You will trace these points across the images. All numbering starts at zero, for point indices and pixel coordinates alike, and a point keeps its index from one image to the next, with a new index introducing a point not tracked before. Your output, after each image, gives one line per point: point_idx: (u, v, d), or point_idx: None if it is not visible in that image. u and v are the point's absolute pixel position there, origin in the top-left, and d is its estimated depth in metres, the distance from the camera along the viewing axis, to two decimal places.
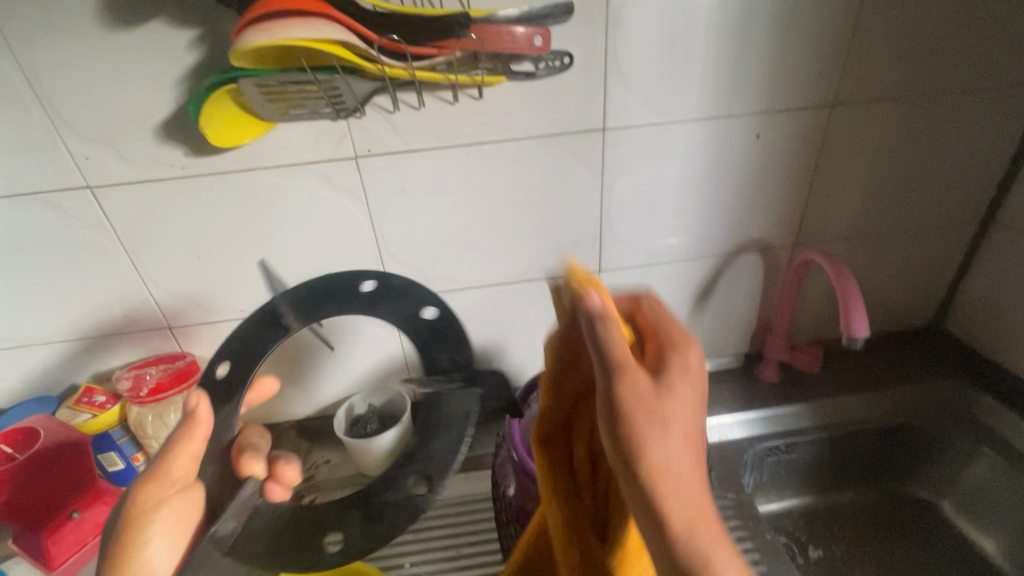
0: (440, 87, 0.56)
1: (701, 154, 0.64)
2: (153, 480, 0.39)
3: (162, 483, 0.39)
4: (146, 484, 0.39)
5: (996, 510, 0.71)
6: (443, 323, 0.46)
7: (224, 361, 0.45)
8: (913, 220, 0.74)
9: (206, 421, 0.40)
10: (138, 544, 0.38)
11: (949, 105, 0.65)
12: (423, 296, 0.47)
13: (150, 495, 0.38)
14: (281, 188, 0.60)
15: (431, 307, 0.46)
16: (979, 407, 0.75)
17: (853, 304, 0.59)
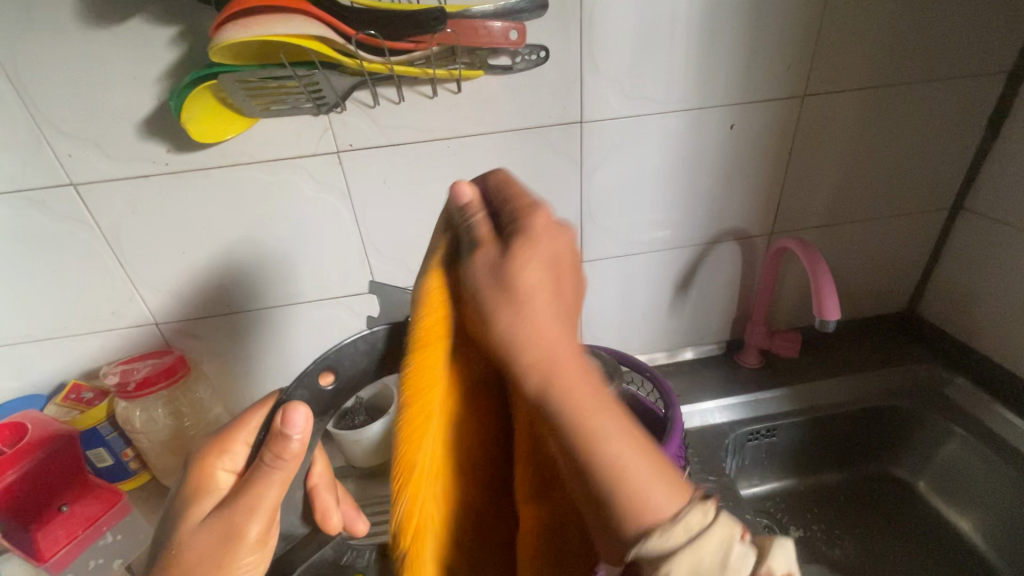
0: (419, 81, 0.57)
1: (677, 145, 0.66)
2: (222, 539, 0.34)
3: (233, 544, 0.34)
4: (213, 538, 0.34)
5: (969, 487, 0.73)
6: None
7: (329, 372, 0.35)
8: (885, 208, 0.76)
9: (296, 460, 0.33)
10: (221, 563, 0.34)
11: (915, 95, 0.67)
12: None
13: (213, 557, 0.33)
14: (265, 184, 0.61)
15: None
16: (952, 388, 0.78)
17: (824, 288, 0.61)
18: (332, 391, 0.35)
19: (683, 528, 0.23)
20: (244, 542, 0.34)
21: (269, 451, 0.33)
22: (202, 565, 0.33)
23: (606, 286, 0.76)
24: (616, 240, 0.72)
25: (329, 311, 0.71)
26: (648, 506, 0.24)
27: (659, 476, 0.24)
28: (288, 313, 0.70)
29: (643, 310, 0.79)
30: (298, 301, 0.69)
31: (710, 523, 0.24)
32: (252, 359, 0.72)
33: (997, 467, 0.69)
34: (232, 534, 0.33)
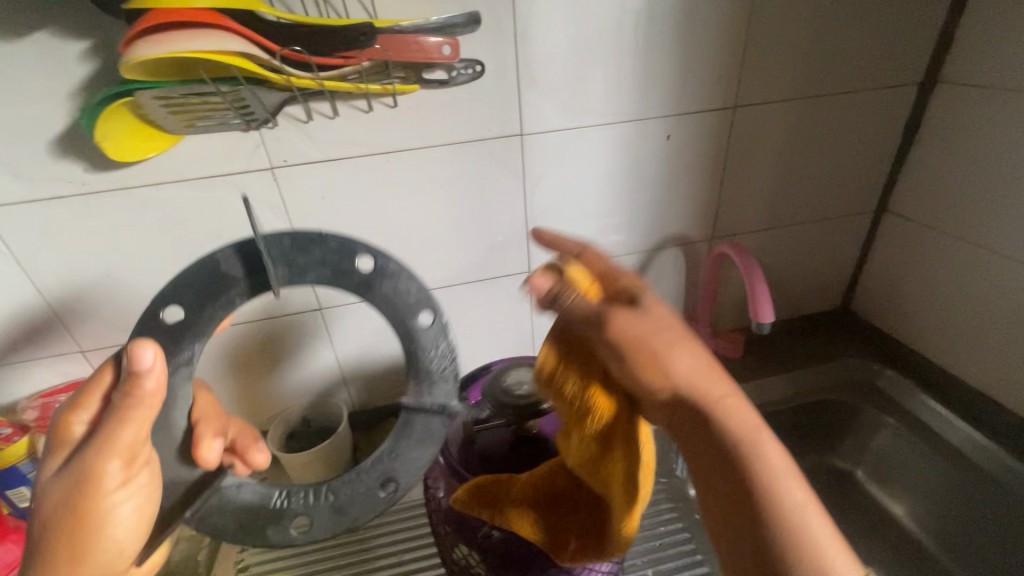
0: (353, 96, 0.56)
1: (617, 155, 0.67)
2: (86, 478, 0.36)
3: (97, 489, 0.36)
4: (76, 488, 0.36)
5: (901, 474, 0.77)
6: (436, 336, 0.41)
7: (167, 304, 0.38)
8: (816, 211, 0.79)
9: (159, 395, 0.37)
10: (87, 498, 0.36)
11: (837, 105, 0.71)
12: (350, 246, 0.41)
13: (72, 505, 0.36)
14: (195, 202, 0.58)
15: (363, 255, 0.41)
16: (882, 379, 0.81)
17: (759, 292, 0.63)
18: (179, 325, 0.38)
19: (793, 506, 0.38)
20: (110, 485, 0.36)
21: (125, 385, 0.36)
22: (81, 511, 0.36)
23: None
24: None
25: (271, 330, 0.68)
26: (825, 550, 0.36)
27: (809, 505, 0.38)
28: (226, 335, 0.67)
29: None
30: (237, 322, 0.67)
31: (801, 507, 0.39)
32: None
33: (927, 455, 0.73)
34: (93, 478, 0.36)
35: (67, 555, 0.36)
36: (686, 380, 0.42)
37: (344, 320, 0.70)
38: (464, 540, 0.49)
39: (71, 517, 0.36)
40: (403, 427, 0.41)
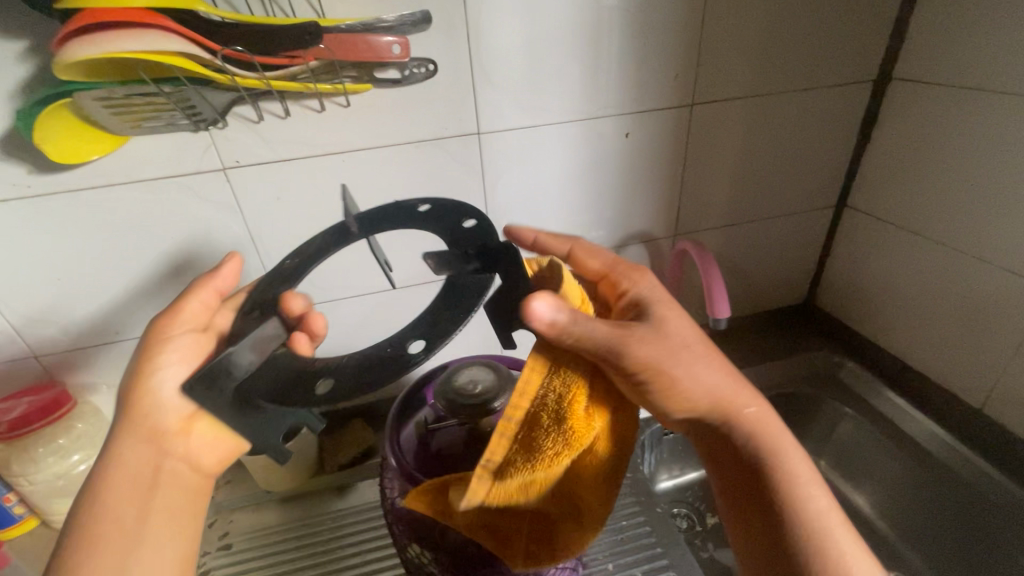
0: (305, 95, 0.55)
1: (576, 153, 0.67)
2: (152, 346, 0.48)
3: (156, 352, 0.48)
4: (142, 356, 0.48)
5: (862, 463, 0.79)
6: (481, 234, 0.42)
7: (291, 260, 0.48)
8: (777, 206, 0.80)
9: (231, 284, 0.54)
10: (152, 358, 0.48)
11: (794, 102, 0.72)
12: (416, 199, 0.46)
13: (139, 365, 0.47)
14: (146, 203, 0.57)
15: (425, 203, 0.45)
16: (844, 371, 0.83)
17: (715, 288, 0.64)
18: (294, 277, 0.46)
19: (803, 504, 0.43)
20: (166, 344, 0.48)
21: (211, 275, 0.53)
22: (145, 374, 0.47)
23: None
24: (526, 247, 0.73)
25: None
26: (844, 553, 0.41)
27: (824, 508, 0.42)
28: None
29: None
30: None
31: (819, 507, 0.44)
32: None
33: (885, 445, 0.75)
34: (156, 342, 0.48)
35: (133, 408, 0.46)
36: (695, 393, 0.45)
37: None
38: (418, 542, 0.49)
39: (139, 379, 0.47)
40: (440, 295, 0.39)
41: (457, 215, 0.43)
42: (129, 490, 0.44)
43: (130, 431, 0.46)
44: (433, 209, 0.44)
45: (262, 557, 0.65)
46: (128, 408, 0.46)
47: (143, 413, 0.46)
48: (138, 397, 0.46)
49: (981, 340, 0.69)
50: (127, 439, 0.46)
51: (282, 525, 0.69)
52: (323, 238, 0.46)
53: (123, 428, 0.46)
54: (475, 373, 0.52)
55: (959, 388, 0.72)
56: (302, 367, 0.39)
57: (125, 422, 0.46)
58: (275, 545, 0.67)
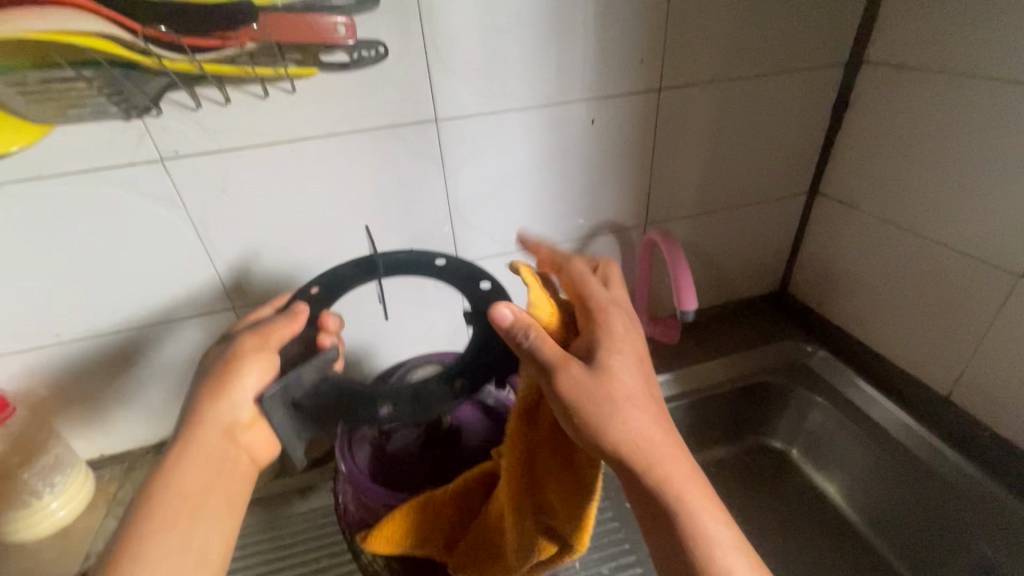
0: (246, 81, 0.52)
1: (539, 141, 0.65)
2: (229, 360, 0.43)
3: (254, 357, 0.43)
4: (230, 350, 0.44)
5: (831, 452, 0.78)
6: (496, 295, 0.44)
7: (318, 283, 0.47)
8: (748, 194, 0.79)
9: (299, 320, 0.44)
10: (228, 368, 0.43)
11: (764, 87, 0.70)
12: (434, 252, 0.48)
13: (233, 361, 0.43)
14: (77, 198, 0.53)
15: (441, 257, 0.48)
16: (815, 360, 0.83)
17: (682, 279, 0.63)
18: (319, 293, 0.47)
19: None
20: (241, 358, 0.43)
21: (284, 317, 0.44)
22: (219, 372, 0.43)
23: None
24: (490, 239, 0.70)
25: (179, 332, 0.64)
26: None
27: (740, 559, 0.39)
28: (131, 339, 0.63)
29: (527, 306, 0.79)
30: (142, 325, 0.63)
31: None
32: (97, 391, 0.65)
33: (854, 435, 0.75)
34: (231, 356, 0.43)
35: (214, 391, 0.43)
36: (632, 438, 0.40)
37: None
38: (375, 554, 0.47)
39: (224, 374, 0.42)
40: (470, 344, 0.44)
41: (472, 273, 0.46)
42: (190, 479, 0.42)
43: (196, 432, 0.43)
44: (450, 262, 0.47)
45: None
46: (207, 396, 0.43)
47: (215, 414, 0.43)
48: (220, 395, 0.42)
49: (948, 329, 0.68)
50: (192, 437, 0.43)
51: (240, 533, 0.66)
52: (350, 270, 0.47)
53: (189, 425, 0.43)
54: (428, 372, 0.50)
55: (927, 377, 0.73)
56: (355, 387, 0.40)
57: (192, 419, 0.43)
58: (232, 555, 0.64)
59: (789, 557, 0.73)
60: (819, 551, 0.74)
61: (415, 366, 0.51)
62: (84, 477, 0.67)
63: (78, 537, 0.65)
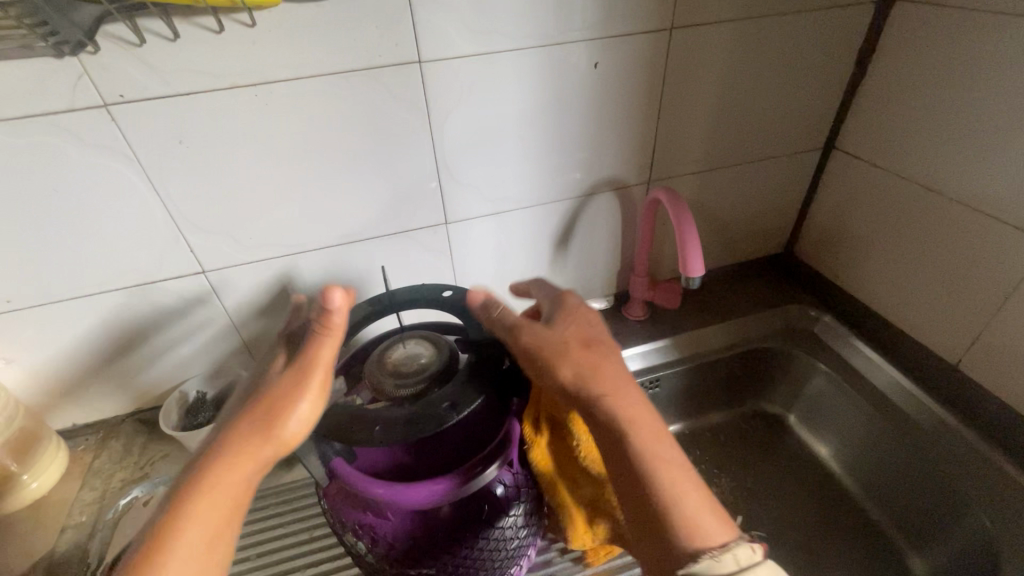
0: (197, 11, 0.45)
1: (536, 87, 0.59)
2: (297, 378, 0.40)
3: (326, 374, 0.41)
4: (298, 367, 0.41)
5: (829, 418, 0.77)
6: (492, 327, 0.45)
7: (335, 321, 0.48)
8: (760, 150, 0.73)
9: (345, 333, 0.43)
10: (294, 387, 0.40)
11: (786, 27, 0.63)
12: (442, 282, 0.49)
13: (305, 378, 0.40)
14: (12, 149, 0.47)
15: (448, 289, 0.49)
16: (818, 325, 0.81)
17: (688, 244, 0.58)
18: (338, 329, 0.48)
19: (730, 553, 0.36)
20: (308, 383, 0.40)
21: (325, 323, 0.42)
22: (284, 391, 0.40)
23: (477, 247, 0.69)
24: (483, 197, 0.65)
25: (145, 296, 0.59)
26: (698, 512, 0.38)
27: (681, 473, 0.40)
28: (92, 305, 0.58)
29: (521, 269, 0.74)
30: (104, 290, 0.58)
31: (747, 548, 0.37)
32: (61, 361, 0.61)
33: (855, 402, 0.73)
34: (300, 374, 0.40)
35: (280, 404, 0.39)
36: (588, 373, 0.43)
37: (233, 282, 0.62)
38: (359, 538, 0.44)
39: (293, 390, 0.40)
40: (461, 372, 0.42)
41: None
42: (236, 496, 0.37)
43: (258, 446, 0.38)
44: (457, 294, 0.48)
45: None
46: (269, 406, 0.39)
47: (282, 428, 0.39)
48: (291, 412, 0.39)
49: (963, 296, 0.65)
50: (247, 457, 0.38)
51: None
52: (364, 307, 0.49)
53: (239, 439, 0.38)
54: (411, 347, 0.45)
55: (935, 344, 0.70)
56: (357, 412, 0.40)
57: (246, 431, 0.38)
58: None
59: (783, 521, 0.73)
60: (812, 515, 0.73)
61: (398, 339, 0.46)
62: (58, 447, 0.64)
63: (52, 511, 0.62)
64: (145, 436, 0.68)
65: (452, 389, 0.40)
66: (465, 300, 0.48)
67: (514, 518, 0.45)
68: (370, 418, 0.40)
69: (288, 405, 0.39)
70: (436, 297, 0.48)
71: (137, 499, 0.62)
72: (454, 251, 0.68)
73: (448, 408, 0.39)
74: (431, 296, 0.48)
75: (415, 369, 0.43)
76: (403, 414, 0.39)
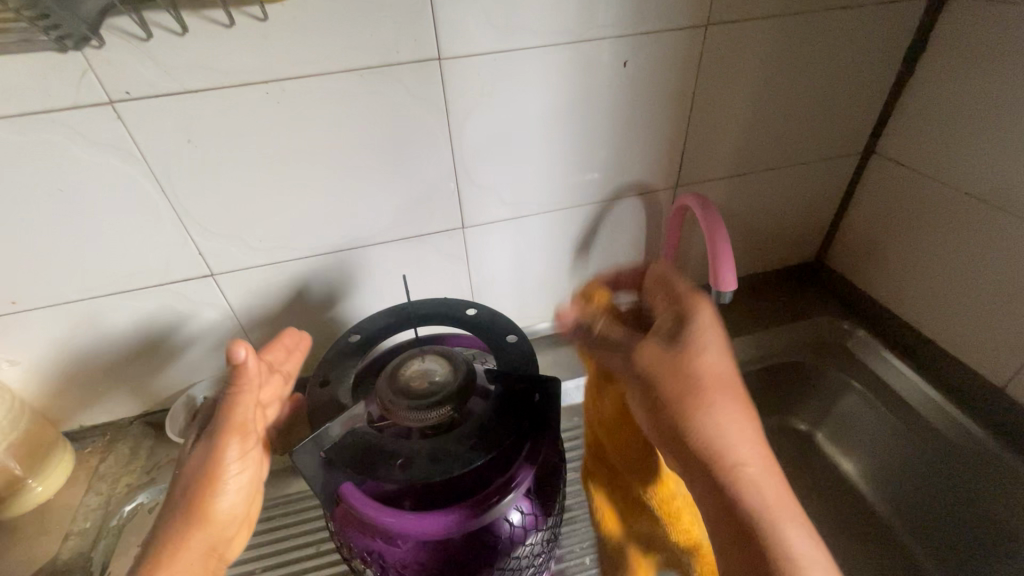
0: (206, 4, 0.43)
1: (561, 87, 0.55)
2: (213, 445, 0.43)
3: (245, 431, 0.44)
4: (201, 446, 0.43)
5: (860, 438, 0.73)
6: (522, 352, 0.45)
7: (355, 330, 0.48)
8: (796, 153, 0.69)
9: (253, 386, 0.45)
10: (216, 454, 0.43)
11: (829, 24, 0.59)
12: (467, 300, 0.49)
13: (211, 456, 0.43)
14: (16, 146, 0.45)
15: (473, 308, 0.49)
16: (851, 339, 0.77)
17: (721, 256, 0.55)
18: (357, 339, 0.47)
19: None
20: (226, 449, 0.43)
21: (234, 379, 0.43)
22: (200, 469, 0.43)
23: (495, 252, 0.66)
24: (501, 201, 0.62)
25: (154, 299, 0.58)
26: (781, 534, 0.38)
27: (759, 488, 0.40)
28: (99, 306, 0.57)
29: (540, 275, 0.71)
30: (111, 292, 0.56)
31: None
32: (67, 363, 0.59)
33: (889, 422, 0.69)
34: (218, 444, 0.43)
35: (206, 471, 0.43)
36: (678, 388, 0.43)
37: (241, 285, 0.59)
38: (366, 568, 0.42)
39: (216, 458, 0.43)
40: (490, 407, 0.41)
41: (500, 328, 0.47)
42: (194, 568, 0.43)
43: (193, 526, 0.43)
44: (481, 314, 0.48)
45: None
46: (200, 476, 0.43)
47: (215, 490, 0.44)
48: (217, 476, 0.43)
49: (1012, 316, 0.60)
50: (191, 523, 0.43)
51: None
52: (384, 319, 0.48)
53: (175, 528, 0.42)
54: (428, 363, 0.42)
55: (979, 364, 0.66)
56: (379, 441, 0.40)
57: (177, 517, 0.43)
58: None
59: None
60: (841, 541, 0.70)
61: (416, 352, 0.43)
62: (64, 449, 0.63)
63: (57, 515, 0.61)
64: (151, 439, 0.67)
65: (479, 424, 0.40)
66: (494, 321, 0.48)
67: (529, 547, 0.43)
68: (392, 449, 0.39)
69: (215, 469, 0.43)
70: (461, 314, 0.48)
71: (142, 505, 0.62)
72: (471, 255, 0.66)
73: (475, 452, 0.38)
74: (456, 314, 0.48)
75: (430, 387, 0.40)
76: (428, 450, 0.39)
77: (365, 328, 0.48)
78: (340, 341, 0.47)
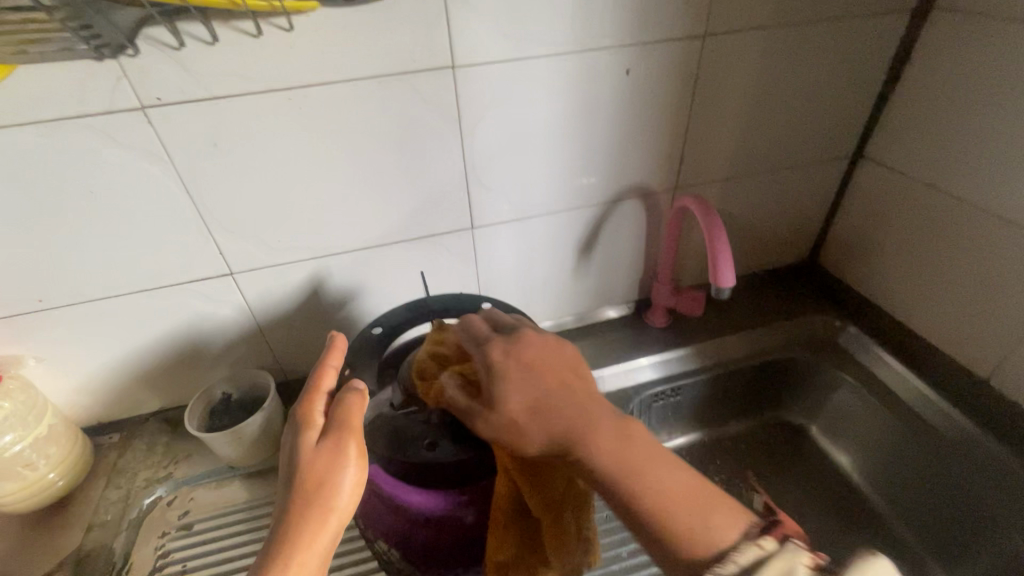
0: (236, 15, 0.45)
1: (567, 94, 0.58)
2: (340, 421, 0.38)
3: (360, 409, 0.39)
4: (333, 431, 0.37)
5: (853, 431, 0.76)
6: None
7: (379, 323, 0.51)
8: (787, 157, 0.73)
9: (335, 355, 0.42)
10: (340, 427, 0.38)
11: (819, 34, 0.62)
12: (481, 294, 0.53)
13: (344, 443, 0.37)
14: (51, 150, 0.47)
15: (488, 302, 0.52)
16: (844, 336, 0.80)
17: (720, 253, 0.58)
18: (379, 332, 0.51)
19: (740, 563, 0.33)
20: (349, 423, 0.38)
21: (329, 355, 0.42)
22: (325, 447, 0.37)
23: (502, 252, 0.69)
24: (509, 202, 0.65)
25: (175, 297, 0.59)
26: (705, 528, 0.35)
27: (714, 507, 0.36)
28: (122, 304, 0.58)
29: (544, 274, 0.74)
30: (134, 290, 0.58)
31: (779, 550, 0.33)
32: (88, 360, 0.61)
33: (882, 415, 0.71)
34: (342, 415, 0.38)
35: (334, 443, 0.37)
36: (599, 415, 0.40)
37: (258, 283, 0.61)
38: (389, 549, 0.45)
39: (342, 429, 0.38)
40: None
41: (514, 320, 0.52)
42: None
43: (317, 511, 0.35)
44: (495, 309, 0.52)
45: (226, 535, 0.60)
46: (323, 450, 0.37)
47: (334, 475, 0.36)
48: (341, 453, 0.37)
49: (996, 311, 0.64)
50: (314, 508, 0.35)
51: (250, 502, 0.64)
52: (405, 313, 0.52)
53: (295, 515, 0.35)
54: None
55: (965, 358, 0.69)
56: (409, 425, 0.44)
57: (302, 517, 0.35)
58: (244, 525, 0.61)
59: (810, 535, 0.72)
60: (836, 531, 0.72)
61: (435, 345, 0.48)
62: (84, 444, 0.65)
63: (78, 508, 0.62)
64: (168, 435, 0.69)
65: None
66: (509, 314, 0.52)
67: None
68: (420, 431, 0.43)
69: (339, 445, 0.37)
70: (478, 310, 0.52)
71: (160, 499, 0.64)
72: (479, 255, 0.68)
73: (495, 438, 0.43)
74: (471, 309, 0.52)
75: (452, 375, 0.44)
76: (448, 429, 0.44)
77: (387, 321, 0.52)
78: (365, 334, 0.51)
